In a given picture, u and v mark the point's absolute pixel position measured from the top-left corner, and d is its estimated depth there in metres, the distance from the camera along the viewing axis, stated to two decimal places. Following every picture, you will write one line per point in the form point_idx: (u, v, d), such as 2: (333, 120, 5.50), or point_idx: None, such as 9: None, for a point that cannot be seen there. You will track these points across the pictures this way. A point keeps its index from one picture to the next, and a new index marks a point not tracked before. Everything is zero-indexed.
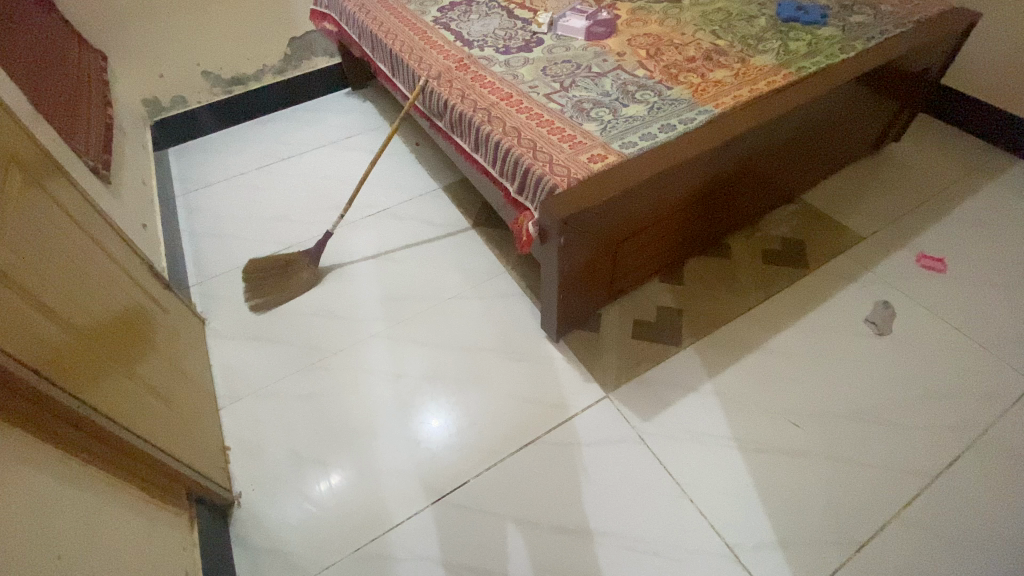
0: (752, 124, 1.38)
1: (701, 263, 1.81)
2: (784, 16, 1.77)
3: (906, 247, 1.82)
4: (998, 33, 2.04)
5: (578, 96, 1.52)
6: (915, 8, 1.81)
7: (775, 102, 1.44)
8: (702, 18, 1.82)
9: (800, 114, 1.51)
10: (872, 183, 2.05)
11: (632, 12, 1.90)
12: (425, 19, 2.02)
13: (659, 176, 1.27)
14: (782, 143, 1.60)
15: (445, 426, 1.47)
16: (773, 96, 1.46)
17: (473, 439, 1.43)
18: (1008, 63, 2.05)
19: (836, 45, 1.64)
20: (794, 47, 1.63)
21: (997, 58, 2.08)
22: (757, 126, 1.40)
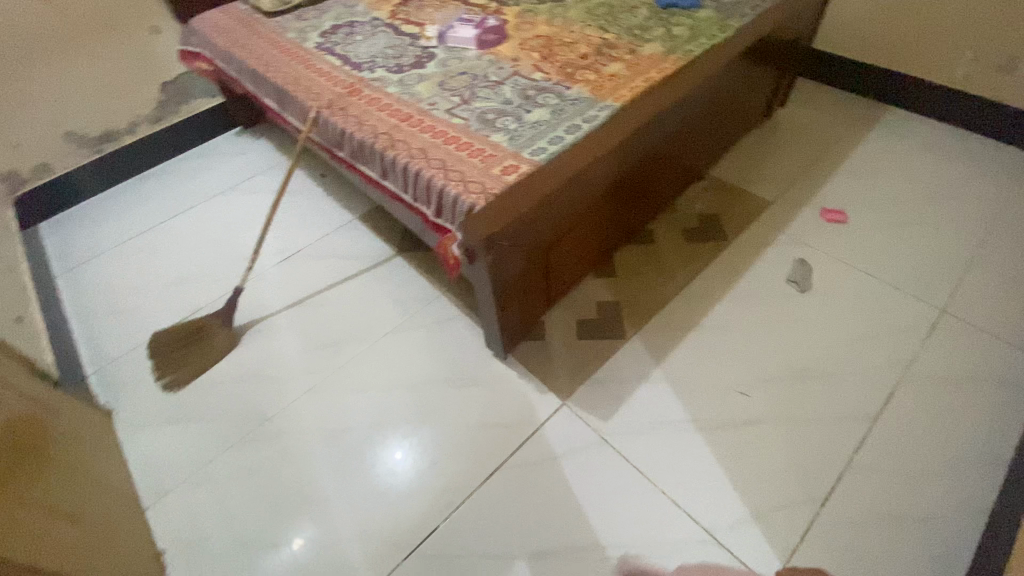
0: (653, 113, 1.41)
1: (630, 252, 1.84)
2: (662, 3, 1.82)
3: (810, 204, 1.94)
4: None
5: (480, 108, 1.48)
6: None
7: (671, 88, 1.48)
8: (587, 14, 1.85)
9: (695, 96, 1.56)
10: (769, 148, 2.17)
11: (518, 17, 1.90)
12: (306, 46, 1.91)
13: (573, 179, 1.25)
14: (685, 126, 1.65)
15: (410, 459, 1.40)
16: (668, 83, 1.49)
17: (440, 468, 1.38)
18: (862, 22, 2.24)
19: (715, 25, 1.70)
20: (678, 30, 1.67)
21: (852, 17, 2.26)
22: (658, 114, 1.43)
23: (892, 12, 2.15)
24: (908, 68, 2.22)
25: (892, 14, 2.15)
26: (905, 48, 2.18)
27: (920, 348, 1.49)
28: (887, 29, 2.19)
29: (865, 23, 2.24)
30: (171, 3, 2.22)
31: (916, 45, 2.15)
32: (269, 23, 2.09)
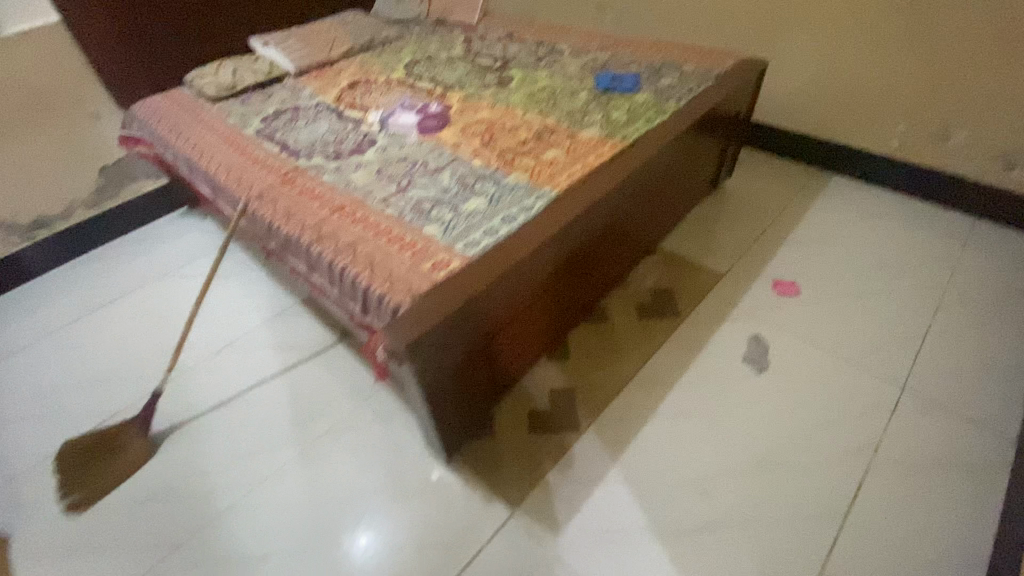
0: (591, 201, 1.39)
1: (584, 332, 1.76)
2: (602, 87, 1.89)
3: (761, 276, 1.92)
4: (782, 75, 2.32)
5: (416, 197, 1.43)
6: (711, 64, 1.99)
7: (610, 175, 1.48)
8: (529, 99, 1.88)
9: (636, 181, 1.56)
10: (718, 218, 2.19)
11: (462, 102, 1.91)
12: (247, 132, 1.88)
13: (509, 273, 1.19)
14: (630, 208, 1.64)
15: (380, 541, 1.31)
16: (606, 170, 1.49)
17: (414, 548, 1.29)
18: (793, 95, 2.33)
19: (651, 109, 1.74)
20: (616, 116, 1.71)
21: (783, 92, 2.36)
22: (597, 202, 1.41)
23: (820, 88, 2.24)
24: (841, 138, 2.30)
25: (821, 89, 2.25)
26: (836, 119, 2.27)
27: (885, 427, 1.43)
28: (817, 102, 2.28)
29: (796, 97, 2.33)
30: (112, 90, 2.19)
31: (846, 116, 2.24)
32: (212, 109, 2.06)
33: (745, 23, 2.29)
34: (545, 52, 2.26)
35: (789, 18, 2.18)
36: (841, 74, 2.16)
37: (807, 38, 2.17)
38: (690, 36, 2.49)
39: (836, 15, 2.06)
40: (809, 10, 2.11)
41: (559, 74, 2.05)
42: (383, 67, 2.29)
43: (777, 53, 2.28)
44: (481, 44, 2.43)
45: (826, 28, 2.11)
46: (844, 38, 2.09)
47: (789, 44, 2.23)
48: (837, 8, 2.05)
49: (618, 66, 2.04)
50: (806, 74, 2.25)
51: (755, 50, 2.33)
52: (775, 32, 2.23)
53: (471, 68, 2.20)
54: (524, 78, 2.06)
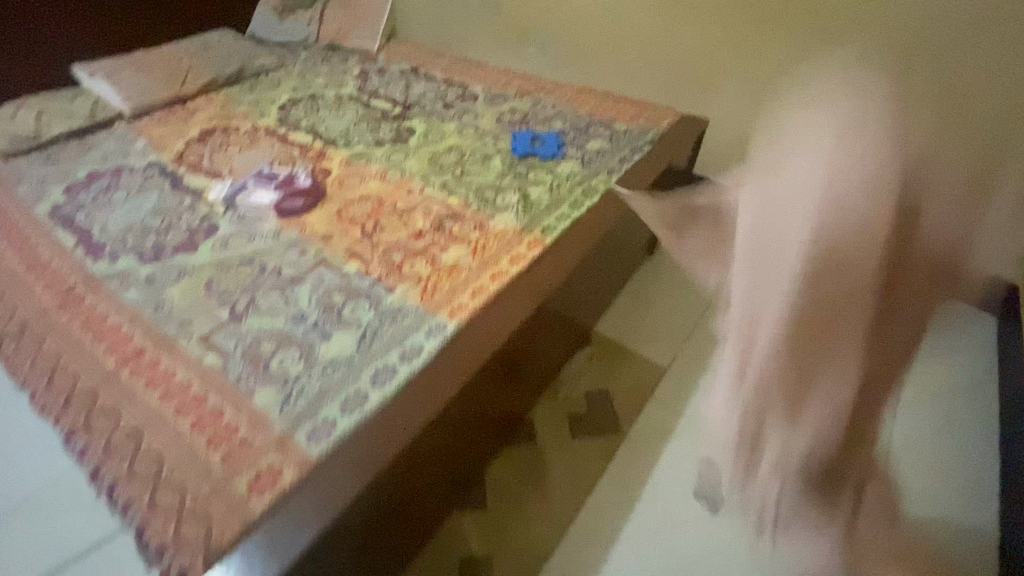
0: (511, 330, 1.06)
1: (506, 463, 1.40)
2: (519, 152, 1.57)
3: (708, 370, 1.65)
4: (722, 123, 2.06)
5: (255, 332, 1.01)
6: (645, 121, 1.71)
7: (535, 286, 1.15)
8: (430, 166, 1.51)
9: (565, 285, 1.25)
10: (657, 291, 1.90)
11: (343, 167, 1.51)
12: (36, 208, 1.36)
13: (392, 473, 0.82)
14: (565, 315, 1.31)
15: None
16: (530, 277, 1.17)
17: None
18: (728, 148, 2.09)
19: (578, 187, 1.43)
20: (536, 197, 1.40)
21: (716, 144, 2.12)
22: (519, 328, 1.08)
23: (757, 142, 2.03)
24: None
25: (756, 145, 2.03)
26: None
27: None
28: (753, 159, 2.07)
29: (731, 151, 2.09)
30: None
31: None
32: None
33: (677, 67, 2.04)
34: (454, 96, 1.89)
35: (725, 66, 1.95)
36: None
37: (744, 87, 1.95)
38: (617, 78, 2.20)
39: (775, 66, 1.87)
40: (747, 58, 1.91)
41: (468, 128, 1.69)
42: (251, 108, 1.83)
43: (711, 103, 2.04)
44: (377, 80, 2.02)
45: (766, 79, 1.90)
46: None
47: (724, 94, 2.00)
48: (777, 58, 1.86)
49: (539, 122, 1.73)
50: (742, 126, 2.02)
51: (686, 99, 2.08)
52: (710, 81, 2.00)
53: (362, 114, 1.79)
54: (426, 132, 1.68)
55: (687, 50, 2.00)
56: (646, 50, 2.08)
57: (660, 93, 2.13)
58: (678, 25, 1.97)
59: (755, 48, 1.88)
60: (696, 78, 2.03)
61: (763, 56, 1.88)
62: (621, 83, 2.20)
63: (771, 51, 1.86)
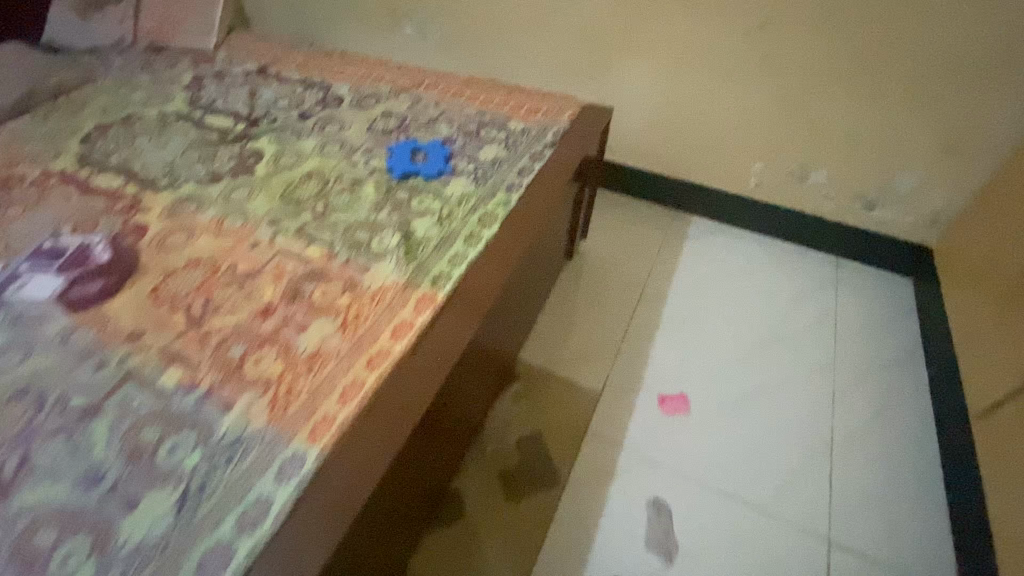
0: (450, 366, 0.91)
1: (431, 550, 1.18)
2: (397, 174, 1.27)
3: (645, 388, 1.50)
4: (629, 101, 1.86)
5: (26, 515, 0.72)
6: (544, 115, 1.47)
7: (473, 305, 1.00)
8: (283, 204, 1.19)
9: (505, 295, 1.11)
10: (580, 300, 1.72)
11: (164, 221, 1.16)
12: None
13: None
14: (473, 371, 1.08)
15: None
16: (467, 295, 1.02)
17: None
18: (641, 127, 1.91)
19: (473, 215, 1.17)
20: (422, 233, 1.12)
21: (628, 123, 1.92)
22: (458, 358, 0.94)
23: (669, 117, 1.85)
24: (699, 176, 1.94)
25: (669, 121, 1.85)
26: (691, 155, 1.90)
27: (829, 543, 1.23)
28: (668, 136, 1.89)
29: (644, 129, 1.91)
30: None
31: (701, 151, 1.88)
32: None
33: (576, 41, 1.81)
34: (315, 102, 1.55)
35: (626, 37, 1.74)
36: (692, 103, 1.78)
37: (648, 60, 1.76)
38: (511, 58, 1.94)
39: (678, 32, 1.68)
40: (648, 26, 1.70)
41: (332, 145, 1.38)
42: (40, 143, 1.40)
43: (615, 79, 1.83)
44: (216, 87, 1.63)
45: (670, 47, 1.71)
46: (692, 60, 1.71)
47: (629, 67, 1.80)
48: (680, 23, 1.66)
49: (420, 129, 1.44)
50: (652, 103, 1.83)
51: (588, 77, 1.87)
52: (612, 55, 1.79)
53: (195, 137, 1.42)
54: (278, 156, 1.35)
55: (583, 22, 1.77)
56: (539, 24, 1.83)
57: (559, 73, 1.89)
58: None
59: (656, 12, 1.67)
60: (597, 51, 1.81)
61: (664, 23, 1.68)
62: (516, 67, 1.96)
63: (671, 16, 1.66)
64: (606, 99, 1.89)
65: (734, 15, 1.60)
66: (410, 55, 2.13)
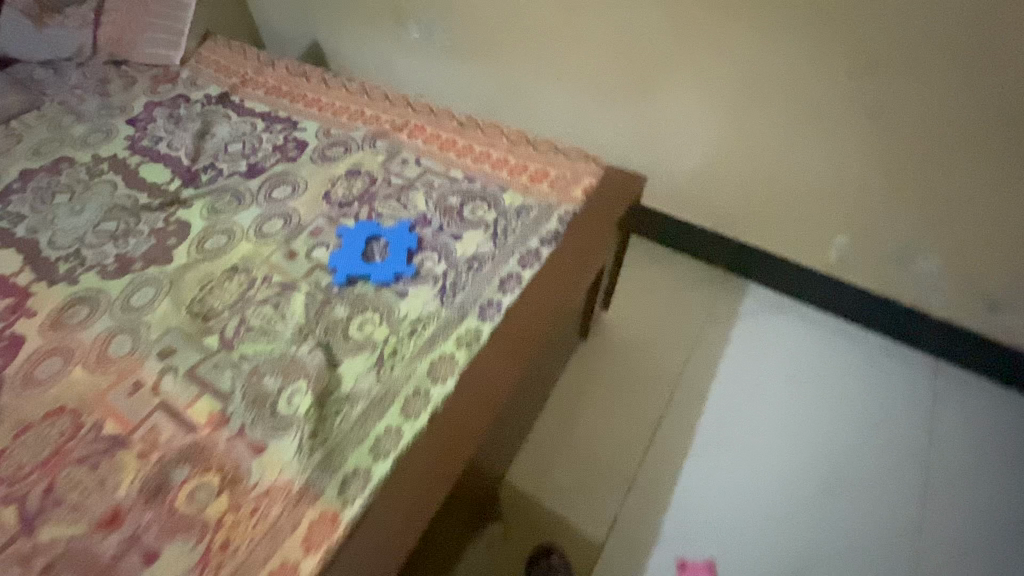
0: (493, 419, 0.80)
1: None
2: (341, 278, 0.96)
3: (660, 539, 1.18)
4: (677, 142, 1.44)
5: None
6: (552, 186, 1.11)
7: (520, 345, 0.87)
8: (187, 320, 0.92)
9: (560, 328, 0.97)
10: (594, 400, 1.37)
11: (42, 336, 0.91)
12: None
13: None
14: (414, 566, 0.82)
15: None
16: (517, 330, 0.89)
17: None
18: (691, 175, 1.49)
19: (423, 355, 0.84)
20: (348, 386, 0.81)
21: (674, 168, 1.50)
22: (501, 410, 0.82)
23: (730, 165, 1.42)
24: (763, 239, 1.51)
25: (728, 170, 1.43)
26: (756, 214, 1.47)
27: None
28: (727, 188, 1.47)
29: (696, 177, 1.49)
30: None
31: (769, 210, 1.45)
32: None
33: (611, 64, 1.41)
34: (271, 148, 1.25)
35: (677, 61, 1.32)
36: (761, 150, 1.36)
37: (705, 93, 1.34)
38: (531, 77, 1.56)
39: (748, 61, 1.25)
40: (707, 50, 1.27)
41: (273, 222, 1.08)
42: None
43: (660, 113, 1.42)
44: (166, 119, 1.35)
45: (735, 79, 1.28)
46: (765, 97, 1.28)
47: (678, 100, 1.38)
48: (750, 49, 1.23)
49: (388, 201, 1.12)
50: (708, 147, 1.41)
51: (626, 109, 1.46)
52: (657, 84, 1.38)
53: (122, 197, 1.16)
54: (204, 234, 1.06)
55: (621, 41, 1.36)
56: (566, 41, 1.44)
57: (590, 103, 1.50)
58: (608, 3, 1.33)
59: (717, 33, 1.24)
60: (637, 78, 1.40)
61: (728, 48, 1.25)
62: (538, 89, 1.57)
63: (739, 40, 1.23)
64: (647, 137, 1.48)
65: (830, 44, 1.15)
66: (416, 65, 1.77)
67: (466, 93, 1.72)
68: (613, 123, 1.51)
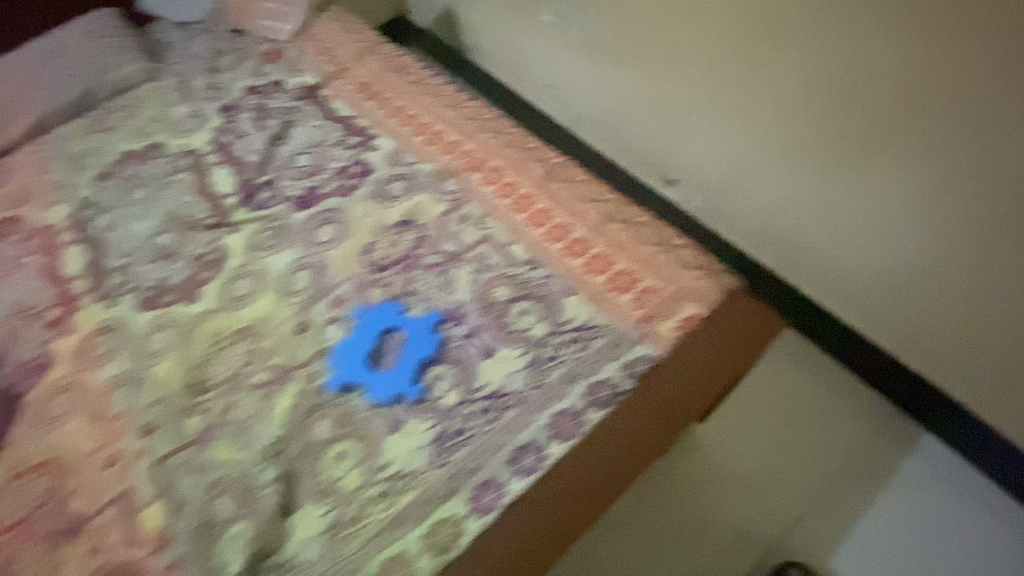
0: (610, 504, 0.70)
1: None
2: (339, 379, 0.79)
3: None
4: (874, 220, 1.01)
5: None
6: (636, 303, 0.79)
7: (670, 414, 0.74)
8: (183, 391, 0.84)
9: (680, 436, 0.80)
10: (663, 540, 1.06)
11: (69, 363, 0.90)
12: None
13: None
14: None
15: None
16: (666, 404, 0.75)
17: None
18: (847, 261, 1.10)
19: (380, 544, 0.66)
20: (291, 551, 0.69)
21: (826, 252, 1.12)
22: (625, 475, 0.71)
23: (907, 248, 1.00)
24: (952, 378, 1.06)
25: (908, 258, 1.01)
26: (940, 329, 1.03)
27: None
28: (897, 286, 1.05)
29: (857, 268, 1.09)
30: None
31: (957, 316, 1.00)
32: None
33: (730, 98, 1.10)
34: (336, 169, 1.08)
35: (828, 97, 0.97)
36: (956, 228, 0.92)
37: (861, 140, 0.97)
38: (652, 106, 1.26)
39: (928, 97, 0.87)
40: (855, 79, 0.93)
41: (301, 275, 0.93)
42: (59, 171, 1.22)
43: (804, 166, 1.07)
44: (255, 109, 1.25)
45: (914, 126, 0.90)
46: (961, 148, 0.87)
47: (826, 151, 1.02)
48: (925, 76, 0.86)
49: (429, 273, 0.89)
50: (883, 227, 1.01)
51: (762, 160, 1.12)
52: (800, 124, 1.03)
53: (186, 205, 1.10)
54: (235, 275, 0.96)
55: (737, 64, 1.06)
56: (687, 56, 1.14)
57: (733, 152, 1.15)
58: (722, 12, 1.04)
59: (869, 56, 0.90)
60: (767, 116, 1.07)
61: (895, 78, 0.89)
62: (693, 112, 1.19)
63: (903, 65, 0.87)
64: (796, 201, 1.11)
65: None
66: (546, 49, 1.44)
67: (592, 107, 1.41)
68: (747, 181, 1.17)
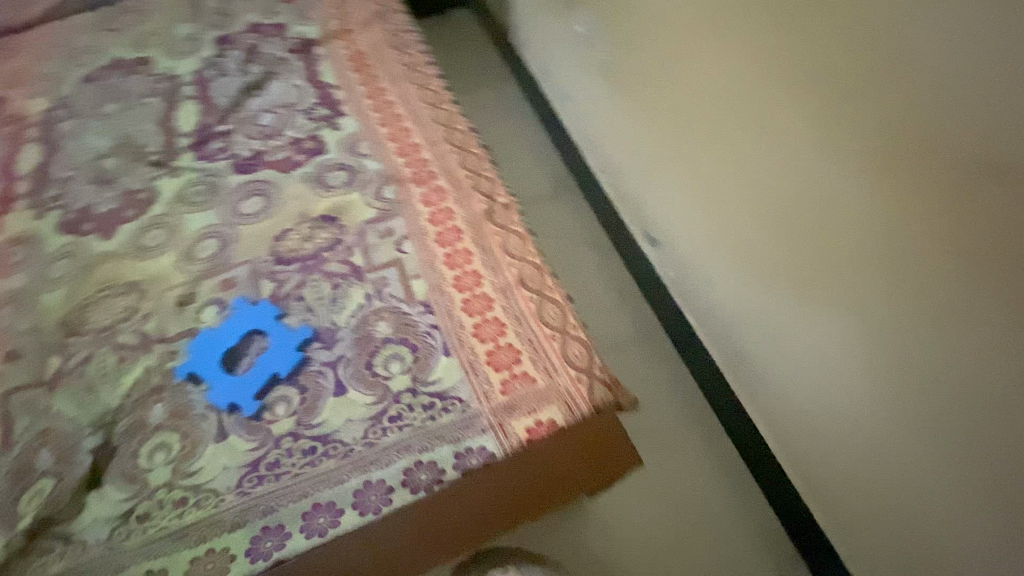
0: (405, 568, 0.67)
1: None
2: (191, 368, 0.78)
3: None
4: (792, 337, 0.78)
5: None
6: (500, 386, 0.73)
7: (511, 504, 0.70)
8: (58, 330, 0.84)
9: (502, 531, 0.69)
10: None
11: None
12: None
13: None
14: None
15: None
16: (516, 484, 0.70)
17: None
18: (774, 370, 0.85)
19: (156, 547, 0.66)
20: (78, 523, 0.68)
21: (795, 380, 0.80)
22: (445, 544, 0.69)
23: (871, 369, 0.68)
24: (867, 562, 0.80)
25: (875, 391, 0.66)
26: (858, 500, 0.77)
27: None
28: (878, 435, 0.68)
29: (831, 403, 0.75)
30: None
31: (879, 498, 0.73)
32: None
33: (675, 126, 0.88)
34: (290, 140, 1.04)
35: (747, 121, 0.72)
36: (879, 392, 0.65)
37: (785, 184, 0.68)
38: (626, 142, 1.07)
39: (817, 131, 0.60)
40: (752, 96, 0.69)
41: (209, 245, 0.91)
42: (46, 59, 1.21)
43: (750, 223, 0.78)
44: (245, 49, 1.20)
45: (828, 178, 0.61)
46: (874, 197, 0.56)
47: (767, 204, 0.73)
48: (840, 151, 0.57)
49: (324, 282, 0.86)
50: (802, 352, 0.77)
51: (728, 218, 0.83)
52: (737, 161, 0.76)
53: (142, 132, 1.08)
54: (153, 222, 0.95)
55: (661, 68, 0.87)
56: (633, 72, 0.95)
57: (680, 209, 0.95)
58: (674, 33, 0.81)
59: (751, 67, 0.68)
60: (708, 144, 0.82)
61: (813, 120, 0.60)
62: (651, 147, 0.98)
63: (776, 79, 0.64)
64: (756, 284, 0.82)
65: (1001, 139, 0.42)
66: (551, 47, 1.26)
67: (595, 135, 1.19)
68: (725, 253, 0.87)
